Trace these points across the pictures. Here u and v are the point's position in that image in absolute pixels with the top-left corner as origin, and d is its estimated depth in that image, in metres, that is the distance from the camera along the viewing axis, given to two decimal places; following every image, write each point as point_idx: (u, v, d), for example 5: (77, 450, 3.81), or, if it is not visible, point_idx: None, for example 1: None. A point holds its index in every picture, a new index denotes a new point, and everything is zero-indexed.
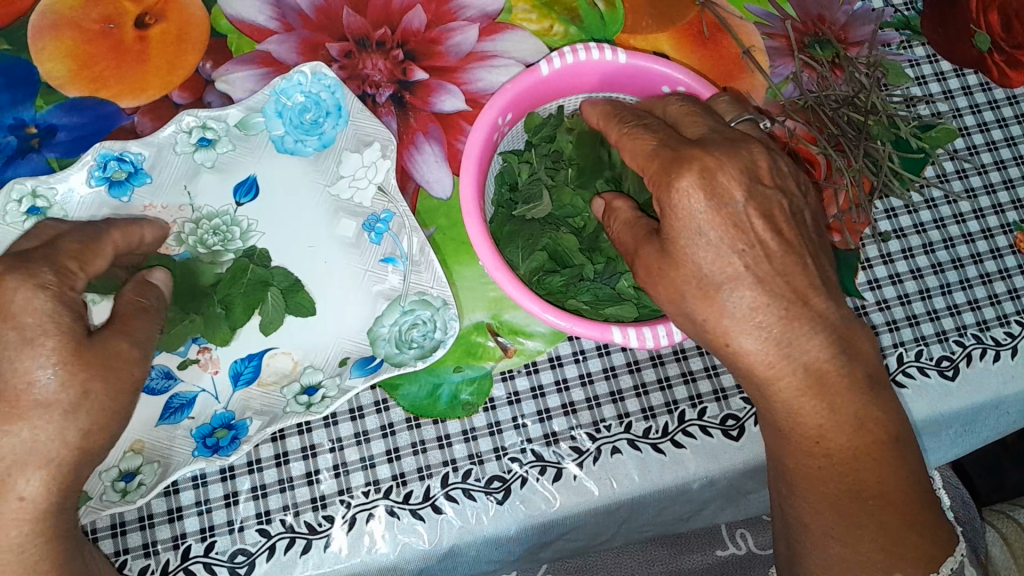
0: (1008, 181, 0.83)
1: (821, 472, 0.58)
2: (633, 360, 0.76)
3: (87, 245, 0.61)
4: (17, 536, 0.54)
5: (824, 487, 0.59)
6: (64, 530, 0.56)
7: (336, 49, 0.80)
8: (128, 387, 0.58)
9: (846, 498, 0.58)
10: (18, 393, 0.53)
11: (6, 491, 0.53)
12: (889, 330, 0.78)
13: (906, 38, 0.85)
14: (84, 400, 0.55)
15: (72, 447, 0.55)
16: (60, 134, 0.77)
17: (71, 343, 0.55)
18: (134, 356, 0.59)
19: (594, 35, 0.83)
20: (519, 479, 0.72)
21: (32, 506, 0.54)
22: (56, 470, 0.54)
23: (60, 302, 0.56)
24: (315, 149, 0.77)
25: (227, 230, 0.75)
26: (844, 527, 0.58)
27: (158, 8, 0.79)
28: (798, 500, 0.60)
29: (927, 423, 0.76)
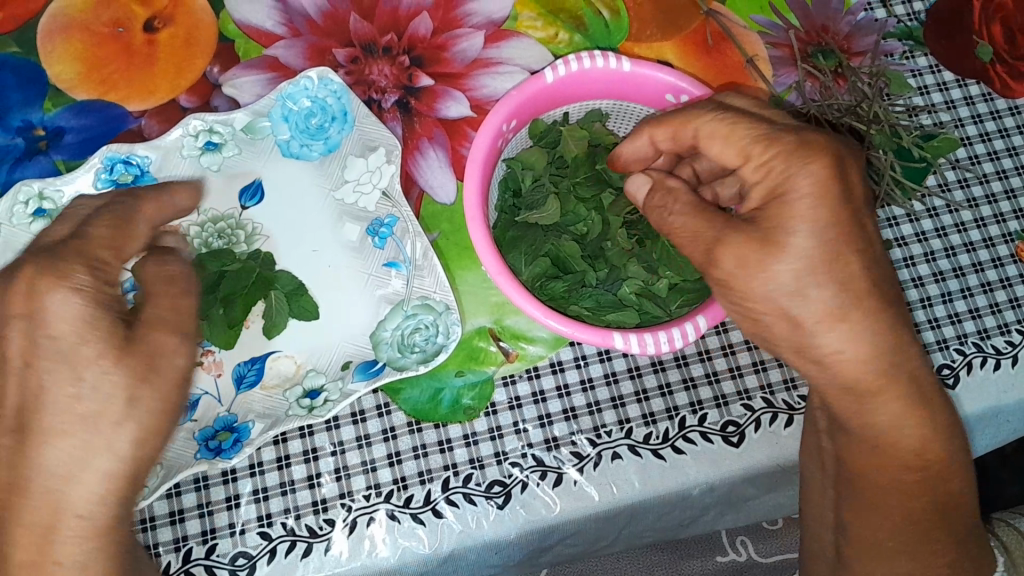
0: (1010, 191, 0.83)
1: (880, 479, 0.61)
2: (634, 366, 0.76)
3: (119, 228, 0.54)
4: (76, 558, 0.49)
5: (892, 501, 0.61)
6: (123, 548, 0.52)
7: (342, 54, 0.81)
8: (172, 386, 0.52)
9: (914, 514, 0.61)
10: (64, 407, 0.48)
11: (64, 507, 0.48)
12: None
13: (908, 48, 0.85)
14: (132, 407, 0.50)
15: (126, 458, 0.50)
16: (68, 136, 0.77)
17: (111, 344, 0.49)
18: (180, 347, 0.52)
19: (599, 43, 0.83)
20: (520, 484, 0.72)
21: (91, 524, 0.49)
22: (114, 483, 0.50)
23: (96, 299, 0.50)
24: (320, 153, 0.77)
25: (232, 233, 0.76)
26: (900, 533, 0.61)
27: (166, 12, 0.80)
28: (856, 501, 0.63)
29: None
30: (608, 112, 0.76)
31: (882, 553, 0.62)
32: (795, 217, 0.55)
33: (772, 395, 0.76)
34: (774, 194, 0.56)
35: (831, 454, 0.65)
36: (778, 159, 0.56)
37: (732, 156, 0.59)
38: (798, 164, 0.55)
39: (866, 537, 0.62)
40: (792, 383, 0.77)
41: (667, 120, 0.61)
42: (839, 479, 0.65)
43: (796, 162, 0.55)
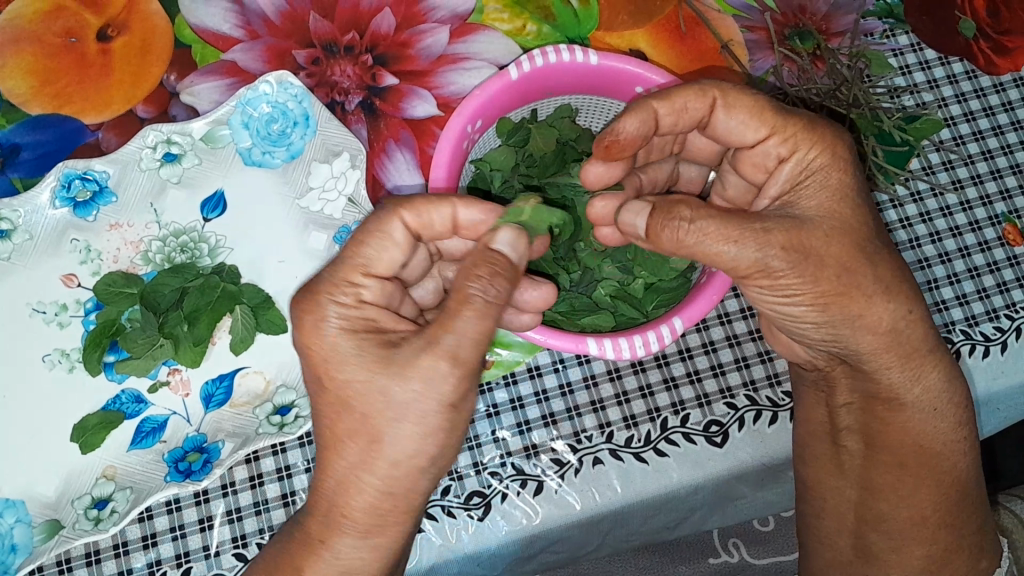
0: (996, 172, 0.81)
1: (909, 469, 0.61)
2: (613, 368, 0.74)
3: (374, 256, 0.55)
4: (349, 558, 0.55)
5: (922, 483, 0.61)
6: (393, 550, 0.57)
7: (303, 56, 0.77)
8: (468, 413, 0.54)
9: (937, 490, 0.61)
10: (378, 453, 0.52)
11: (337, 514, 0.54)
12: None
13: (889, 26, 0.82)
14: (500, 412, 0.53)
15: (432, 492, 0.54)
16: (24, 153, 0.74)
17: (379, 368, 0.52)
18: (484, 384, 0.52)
19: (567, 34, 0.80)
20: (500, 494, 0.71)
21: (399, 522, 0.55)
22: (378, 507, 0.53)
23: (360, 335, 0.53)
24: (283, 160, 0.75)
25: (195, 247, 0.74)
26: (931, 521, 0.62)
27: (120, 19, 0.76)
28: (884, 484, 0.62)
29: None
30: (577, 108, 0.74)
31: (908, 543, 0.62)
32: (831, 189, 0.56)
33: (755, 392, 0.74)
34: (802, 172, 0.57)
35: (856, 446, 0.63)
36: (802, 135, 0.57)
37: (743, 135, 0.59)
38: (818, 144, 0.57)
39: (894, 529, 0.62)
40: (776, 379, 0.75)
41: (689, 87, 0.58)
42: (865, 474, 0.63)
43: (826, 136, 0.57)
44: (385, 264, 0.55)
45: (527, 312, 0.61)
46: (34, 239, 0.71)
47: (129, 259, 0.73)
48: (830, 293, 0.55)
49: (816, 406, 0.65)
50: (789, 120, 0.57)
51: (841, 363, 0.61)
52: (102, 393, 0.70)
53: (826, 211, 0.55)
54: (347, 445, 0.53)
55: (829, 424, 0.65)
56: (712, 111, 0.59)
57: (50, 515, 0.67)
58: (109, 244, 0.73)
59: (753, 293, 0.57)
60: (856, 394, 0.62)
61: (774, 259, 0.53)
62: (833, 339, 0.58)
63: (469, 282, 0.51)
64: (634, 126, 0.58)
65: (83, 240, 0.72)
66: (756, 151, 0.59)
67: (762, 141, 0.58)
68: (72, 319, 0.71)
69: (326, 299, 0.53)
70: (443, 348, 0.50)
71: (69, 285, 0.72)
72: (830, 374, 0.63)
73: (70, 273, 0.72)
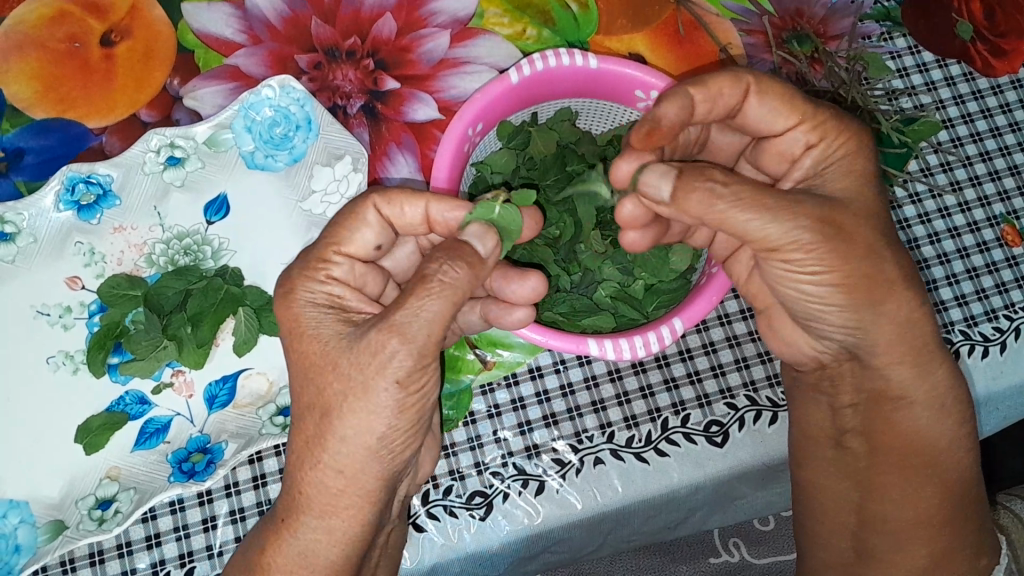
0: (994, 172, 0.82)
1: (909, 468, 0.61)
2: (614, 369, 0.75)
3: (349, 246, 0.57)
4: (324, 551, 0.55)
5: (921, 485, 0.61)
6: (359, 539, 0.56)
7: (305, 60, 0.78)
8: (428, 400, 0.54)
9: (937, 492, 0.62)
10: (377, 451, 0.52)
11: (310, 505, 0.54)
12: None
13: (886, 30, 0.83)
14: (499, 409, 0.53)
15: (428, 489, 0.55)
16: (28, 157, 0.75)
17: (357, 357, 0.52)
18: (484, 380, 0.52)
19: (567, 38, 0.80)
20: (501, 494, 0.71)
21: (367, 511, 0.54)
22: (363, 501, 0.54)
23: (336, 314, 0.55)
24: (285, 163, 0.76)
25: (198, 250, 0.75)
26: (925, 521, 0.62)
27: (124, 24, 0.77)
28: (880, 484, 0.63)
29: None
30: (579, 111, 0.75)
31: (906, 546, 0.63)
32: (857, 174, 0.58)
33: (755, 392, 0.75)
34: (825, 161, 0.59)
35: (859, 448, 0.63)
36: (830, 124, 0.58)
37: (772, 123, 0.60)
38: (843, 136, 0.58)
39: (892, 530, 0.63)
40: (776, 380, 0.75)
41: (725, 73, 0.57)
42: (868, 474, 0.63)
43: (850, 128, 0.59)
44: (359, 247, 0.57)
45: (517, 306, 0.60)
46: (38, 242, 0.72)
47: (133, 261, 0.74)
48: (851, 278, 0.55)
49: (818, 412, 0.65)
50: (817, 110, 0.59)
51: (850, 358, 0.60)
52: (106, 395, 0.71)
53: (851, 192, 0.57)
54: (308, 422, 0.53)
55: (832, 426, 0.65)
56: (746, 97, 0.59)
57: (54, 516, 0.68)
58: (113, 246, 0.74)
59: (776, 269, 0.57)
60: (862, 393, 0.61)
61: (806, 230, 0.54)
62: (852, 328, 0.57)
63: (428, 264, 0.52)
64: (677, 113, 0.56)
65: (87, 243, 0.73)
66: (783, 140, 0.60)
67: (790, 129, 0.60)
68: (77, 321, 0.72)
69: (301, 279, 0.56)
70: (393, 324, 0.50)
71: (74, 287, 0.72)
72: (834, 371, 0.62)
73: (74, 275, 0.72)
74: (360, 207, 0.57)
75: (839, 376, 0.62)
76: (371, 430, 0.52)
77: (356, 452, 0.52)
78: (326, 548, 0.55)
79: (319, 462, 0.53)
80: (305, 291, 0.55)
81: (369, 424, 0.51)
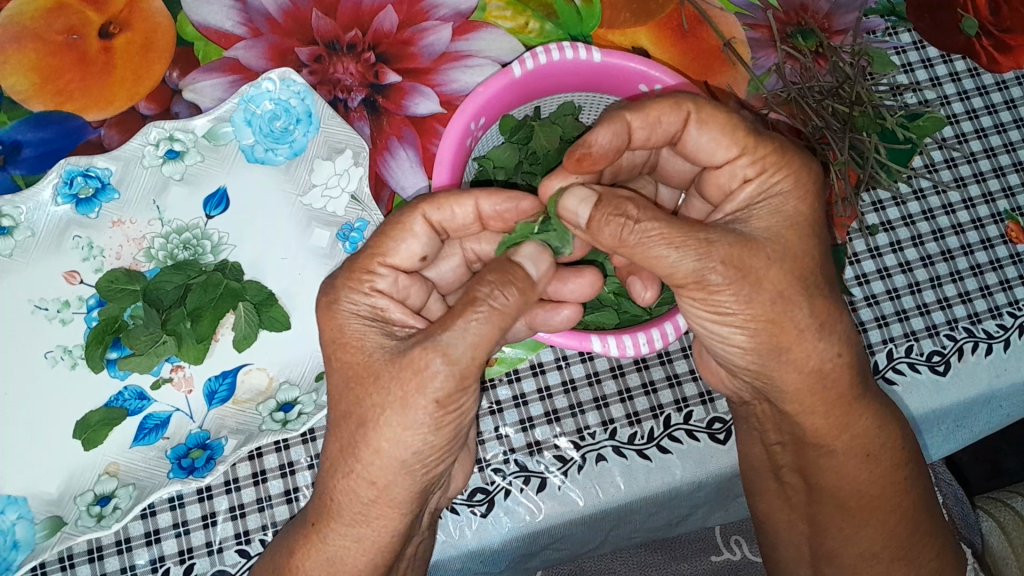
0: (999, 170, 0.81)
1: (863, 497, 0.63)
2: (617, 365, 0.75)
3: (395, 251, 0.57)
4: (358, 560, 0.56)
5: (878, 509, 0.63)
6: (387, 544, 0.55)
7: (306, 53, 0.77)
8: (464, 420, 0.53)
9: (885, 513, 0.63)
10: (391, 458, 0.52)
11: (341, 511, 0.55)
12: (879, 327, 0.76)
13: (891, 24, 0.82)
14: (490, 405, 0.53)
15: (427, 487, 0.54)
16: (26, 150, 0.74)
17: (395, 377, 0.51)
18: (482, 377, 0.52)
19: (570, 31, 0.79)
20: (503, 491, 0.71)
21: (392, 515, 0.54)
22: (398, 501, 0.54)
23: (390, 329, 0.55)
24: (286, 157, 0.75)
25: (197, 244, 0.74)
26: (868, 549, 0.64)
27: (122, 16, 0.76)
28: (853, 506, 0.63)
29: (920, 419, 0.75)
30: (580, 105, 0.74)
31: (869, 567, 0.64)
32: (785, 212, 0.55)
33: None
34: (761, 195, 0.56)
35: (795, 482, 0.65)
36: (771, 159, 0.56)
37: (713, 153, 0.58)
38: (782, 169, 0.56)
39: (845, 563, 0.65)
40: None
41: (664, 100, 0.56)
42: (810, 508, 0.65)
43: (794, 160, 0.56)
44: (404, 257, 0.57)
45: (565, 304, 0.61)
46: (36, 235, 0.71)
47: (133, 256, 0.73)
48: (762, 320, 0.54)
49: (754, 446, 0.67)
50: (760, 142, 0.56)
51: (765, 400, 0.61)
52: (105, 390, 0.70)
53: (776, 232, 0.54)
54: (343, 429, 0.54)
55: (768, 463, 0.66)
56: (685, 126, 0.57)
57: (53, 512, 0.67)
58: (112, 241, 0.73)
59: (689, 307, 0.55)
60: (786, 434, 0.63)
61: (715, 272, 0.52)
62: (756, 370, 0.57)
63: (477, 286, 0.51)
64: (606, 139, 0.55)
65: (86, 237, 0.72)
66: (723, 171, 0.58)
67: (731, 161, 0.57)
68: (75, 316, 0.71)
69: (346, 287, 0.56)
70: (437, 343, 0.50)
71: (72, 281, 0.72)
72: (757, 410, 0.63)
73: (73, 270, 0.72)
74: (409, 215, 0.56)
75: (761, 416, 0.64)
76: (404, 450, 0.52)
77: (390, 467, 0.52)
78: (355, 556, 0.56)
79: (354, 470, 0.53)
80: (349, 301, 0.55)
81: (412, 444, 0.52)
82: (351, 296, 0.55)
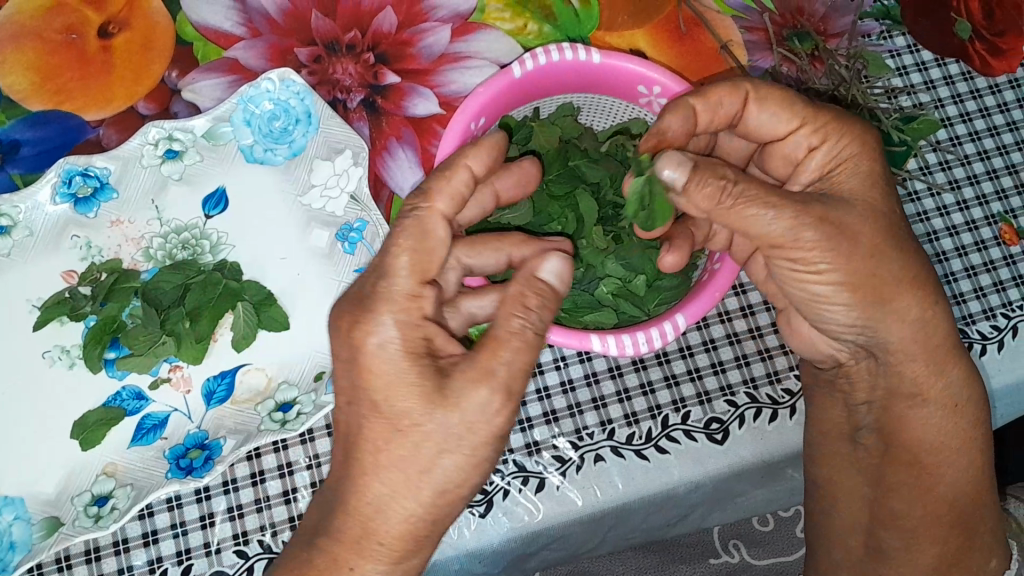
0: (992, 172, 0.82)
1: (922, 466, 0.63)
2: (615, 365, 0.75)
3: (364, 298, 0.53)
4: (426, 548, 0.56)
5: (928, 490, 0.63)
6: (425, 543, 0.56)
7: (305, 53, 0.77)
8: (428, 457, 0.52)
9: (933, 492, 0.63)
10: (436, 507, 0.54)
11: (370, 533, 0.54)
12: None
13: (886, 28, 0.83)
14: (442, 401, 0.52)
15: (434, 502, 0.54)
16: (24, 149, 0.74)
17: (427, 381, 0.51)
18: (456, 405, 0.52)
19: (568, 33, 0.80)
20: (501, 491, 0.71)
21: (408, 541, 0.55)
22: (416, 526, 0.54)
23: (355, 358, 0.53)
24: (285, 157, 0.76)
25: (196, 244, 0.74)
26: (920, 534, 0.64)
27: (121, 16, 0.76)
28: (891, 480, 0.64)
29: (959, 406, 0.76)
30: (580, 106, 0.74)
31: (900, 527, 0.65)
32: (857, 181, 0.58)
33: (756, 390, 0.75)
34: (834, 160, 0.59)
35: (875, 446, 0.65)
36: (833, 126, 0.59)
37: (774, 128, 0.61)
38: (845, 136, 0.59)
39: (909, 528, 0.64)
40: (776, 377, 0.75)
41: (723, 84, 0.59)
42: (879, 472, 0.65)
43: (853, 126, 0.59)
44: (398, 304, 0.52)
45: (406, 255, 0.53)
46: (35, 235, 0.71)
47: (130, 256, 0.73)
48: (861, 274, 0.56)
49: (833, 407, 0.67)
50: (819, 111, 0.59)
51: (866, 357, 0.63)
52: (104, 389, 0.70)
53: (859, 194, 0.58)
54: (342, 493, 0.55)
55: (847, 425, 0.67)
56: (745, 105, 0.60)
57: (50, 513, 0.67)
58: (110, 241, 0.73)
59: (783, 269, 0.58)
60: (876, 391, 0.64)
61: (807, 229, 0.55)
62: (862, 326, 0.59)
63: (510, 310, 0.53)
64: (678, 126, 0.59)
65: (84, 237, 0.72)
66: (787, 141, 0.61)
67: (793, 132, 0.60)
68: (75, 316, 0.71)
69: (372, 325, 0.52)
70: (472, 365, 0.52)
71: (69, 281, 0.72)
72: (852, 371, 0.64)
73: (70, 269, 0.72)
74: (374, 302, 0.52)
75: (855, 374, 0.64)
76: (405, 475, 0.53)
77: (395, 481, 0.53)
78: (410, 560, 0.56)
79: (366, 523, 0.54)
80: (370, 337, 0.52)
81: (467, 423, 0.52)
82: (363, 329, 0.52)
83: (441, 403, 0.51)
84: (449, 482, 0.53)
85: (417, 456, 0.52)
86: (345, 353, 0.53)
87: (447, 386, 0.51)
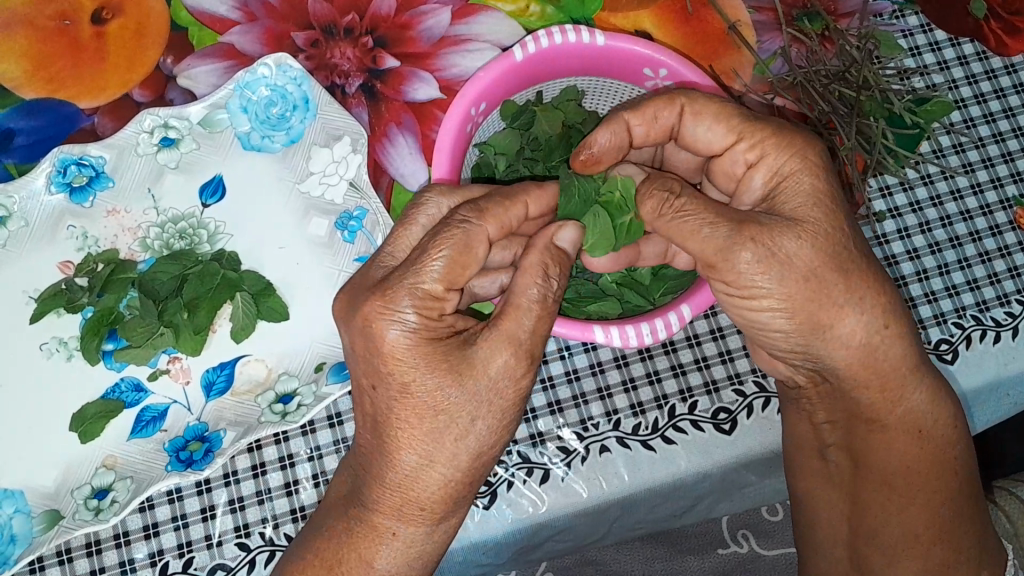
0: (1007, 155, 0.80)
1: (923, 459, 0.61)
2: (620, 355, 0.74)
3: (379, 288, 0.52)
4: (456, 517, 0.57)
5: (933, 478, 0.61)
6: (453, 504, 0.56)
7: (302, 38, 0.76)
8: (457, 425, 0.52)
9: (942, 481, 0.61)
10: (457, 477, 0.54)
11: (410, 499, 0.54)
12: (910, 307, 0.75)
13: (898, 7, 0.81)
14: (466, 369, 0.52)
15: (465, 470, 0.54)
16: (18, 138, 0.73)
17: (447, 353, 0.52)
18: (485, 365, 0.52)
19: (572, 14, 0.78)
20: (505, 482, 0.70)
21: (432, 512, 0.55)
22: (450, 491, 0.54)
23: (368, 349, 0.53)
24: (282, 144, 0.74)
25: (194, 233, 0.73)
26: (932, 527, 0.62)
27: (114, 2, 0.74)
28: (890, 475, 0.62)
29: (968, 395, 0.74)
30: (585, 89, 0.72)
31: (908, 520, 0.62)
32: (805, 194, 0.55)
33: (764, 378, 0.73)
34: (776, 176, 0.57)
35: (843, 462, 0.64)
36: (769, 144, 0.57)
37: (712, 142, 0.59)
38: (787, 152, 0.56)
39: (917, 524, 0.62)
40: None
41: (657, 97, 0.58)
42: (853, 488, 0.64)
43: (795, 142, 0.57)
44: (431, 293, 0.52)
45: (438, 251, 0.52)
46: (30, 225, 0.70)
47: (127, 246, 0.72)
48: (799, 298, 0.54)
49: (798, 422, 0.65)
50: (756, 126, 0.58)
51: (822, 382, 0.60)
52: (102, 382, 0.69)
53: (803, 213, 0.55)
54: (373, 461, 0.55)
55: (813, 439, 0.65)
56: (681, 118, 0.59)
57: (50, 506, 0.67)
58: (106, 230, 0.72)
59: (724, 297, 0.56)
60: (838, 412, 0.62)
61: (743, 251, 0.53)
62: (803, 351, 0.57)
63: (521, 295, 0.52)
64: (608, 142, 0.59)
65: (79, 227, 0.71)
66: (725, 158, 0.59)
67: (732, 147, 0.59)
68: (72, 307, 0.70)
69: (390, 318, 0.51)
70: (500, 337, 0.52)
71: (65, 272, 0.71)
72: (810, 390, 0.62)
73: (66, 260, 0.71)
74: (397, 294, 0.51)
75: (813, 395, 0.62)
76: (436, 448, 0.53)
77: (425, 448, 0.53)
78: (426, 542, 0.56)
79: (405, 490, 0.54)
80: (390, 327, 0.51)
81: (495, 387, 0.52)
82: (384, 317, 0.51)
83: (469, 373, 0.52)
84: (481, 448, 0.54)
85: (452, 424, 0.52)
86: (363, 340, 0.53)
87: (473, 355, 0.52)
